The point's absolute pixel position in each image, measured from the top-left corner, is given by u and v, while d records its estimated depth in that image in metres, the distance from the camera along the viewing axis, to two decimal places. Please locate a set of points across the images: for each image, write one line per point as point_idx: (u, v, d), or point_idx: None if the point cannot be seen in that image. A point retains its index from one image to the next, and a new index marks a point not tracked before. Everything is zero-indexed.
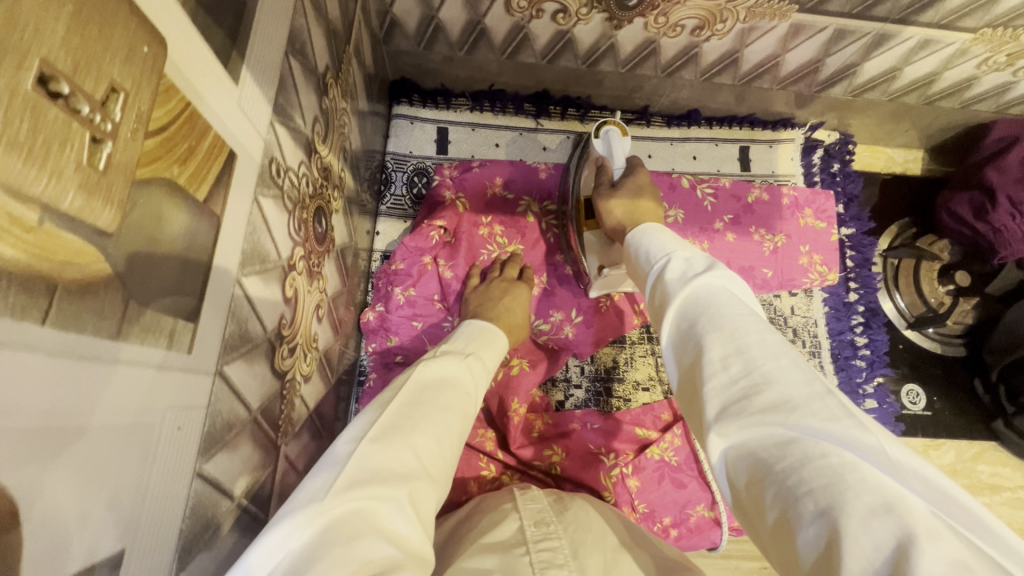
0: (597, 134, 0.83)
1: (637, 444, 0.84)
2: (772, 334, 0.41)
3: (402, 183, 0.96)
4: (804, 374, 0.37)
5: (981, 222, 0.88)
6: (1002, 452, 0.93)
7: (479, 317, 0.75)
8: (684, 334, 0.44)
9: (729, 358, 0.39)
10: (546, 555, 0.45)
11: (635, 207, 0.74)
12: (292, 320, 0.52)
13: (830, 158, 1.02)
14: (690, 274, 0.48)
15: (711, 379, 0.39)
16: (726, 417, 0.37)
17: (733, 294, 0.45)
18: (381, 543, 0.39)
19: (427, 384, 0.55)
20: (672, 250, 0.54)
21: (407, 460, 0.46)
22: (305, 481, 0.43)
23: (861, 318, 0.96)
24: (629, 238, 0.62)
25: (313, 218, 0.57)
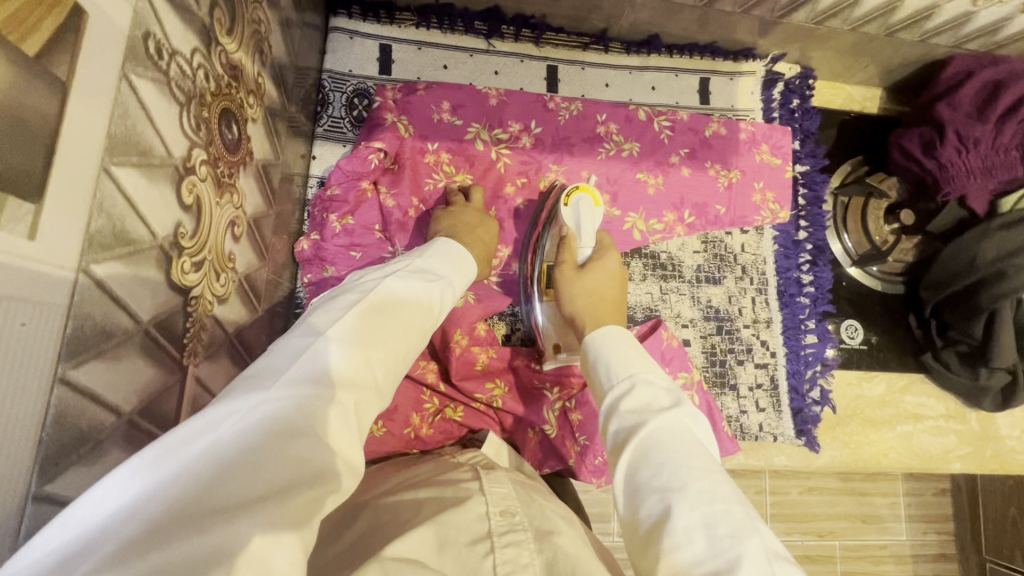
0: (568, 203, 0.81)
1: (583, 378, 0.84)
2: (738, 507, 0.42)
3: (341, 104, 0.88)
4: (767, 556, 0.39)
5: (928, 157, 0.88)
6: (928, 383, 0.98)
7: (455, 240, 0.72)
8: (643, 490, 0.44)
9: (693, 532, 0.40)
10: (510, 552, 0.44)
11: (600, 291, 0.73)
12: (194, 231, 0.47)
13: (791, 93, 1.00)
14: (654, 410, 0.50)
15: (673, 547, 0.39)
16: None
17: (695, 440, 0.48)
18: (321, 446, 0.36)
19: (395, 299, 0.53)
20: (636, 372, 0.55)
21: (362, 369, 0.44)
22: (253, 368, 0.41)
23: (809, 256, 0.96)
24: (586, 341, 0.63)
25: (219, 121, 0.51)
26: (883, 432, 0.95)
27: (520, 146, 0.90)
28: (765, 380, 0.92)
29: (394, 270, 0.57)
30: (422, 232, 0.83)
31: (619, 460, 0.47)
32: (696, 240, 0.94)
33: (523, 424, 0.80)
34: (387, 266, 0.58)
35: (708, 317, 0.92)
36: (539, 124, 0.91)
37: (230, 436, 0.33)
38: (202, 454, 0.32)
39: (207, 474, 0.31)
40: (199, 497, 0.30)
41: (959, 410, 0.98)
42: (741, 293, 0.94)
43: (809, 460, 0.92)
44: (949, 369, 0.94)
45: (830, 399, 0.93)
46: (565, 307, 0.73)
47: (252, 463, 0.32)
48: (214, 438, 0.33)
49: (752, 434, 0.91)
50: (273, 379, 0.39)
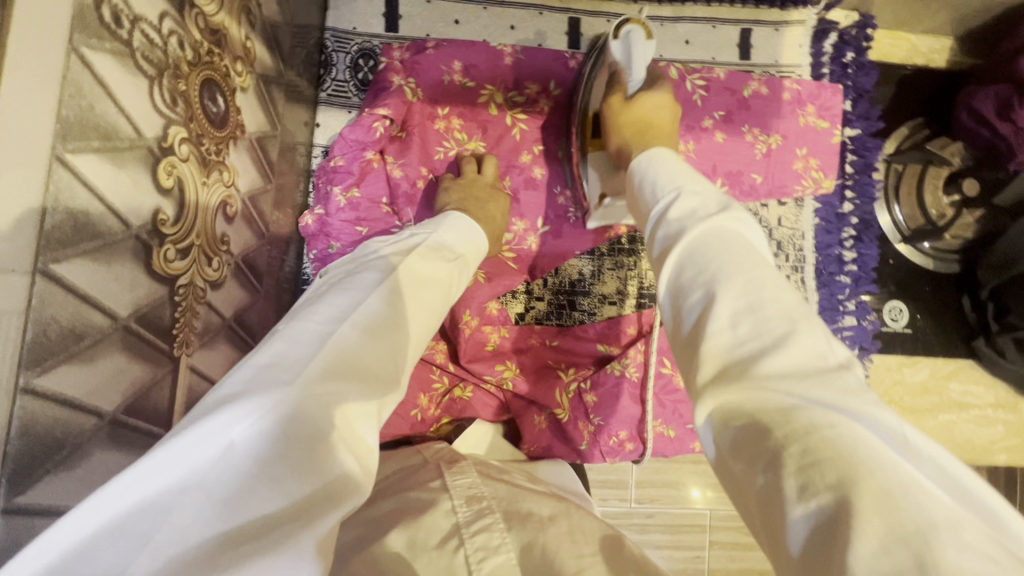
0: (617, 35, 0.68)
1: (597, 358, 0.81)
2: (792, 297, 0.37)
3: (345, 65, 0.82)
4: (825, 338, 0.35)
5: (1003, 121, 0.78)
6: (978, 370, 0.90)
7: (466, 214, 0.66)
8: (688, 287, 0.40)
9: (740, 319, 0.36)
10: (482, 540, 0.40)
11: (651, 116, 0.66)
12: (177, 216, 0.44)
13: (844, 45, 0.89)
14: (702, 215, 0.45)
15: (712, 334, 0.36)
16: (723, 379, 0.34)
17: (749, 244, 0.42)
18: (345, 452, 0.32)
19: (417, 275, 0.48)
20: (684, 183, 0.49)
21: (386, 358, 0.39)
22: (268, 352, 0.35)
23: (853, 231, 0.88)
24: (634, 164, 0.58)
25: (201, 93, 0.47)
26: (922, 419, 0.89)
27: (537, 110, 0.83)
28: None
29: (410, 241, 0.52)
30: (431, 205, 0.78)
31: (664, 263, 0.43)
32: None
33: (532, 407, 0.77)
34: (404, 237, 0.53)
35: None
36: (558, 85, 0.84)
37: (243, 443, 0.29)
38: (213, 466, 0.28)
39: (217, 495, 0.27)
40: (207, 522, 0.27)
41: (1010, 399, 0.90)
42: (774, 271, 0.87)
43: None
44: (1003, 356, 0.85)
45: None
46: (612, 141, 0.67)
47: (265, 477, 0.29)
48: (226, 446, 0.29)
49: None
50: (293, 369, 0.33)
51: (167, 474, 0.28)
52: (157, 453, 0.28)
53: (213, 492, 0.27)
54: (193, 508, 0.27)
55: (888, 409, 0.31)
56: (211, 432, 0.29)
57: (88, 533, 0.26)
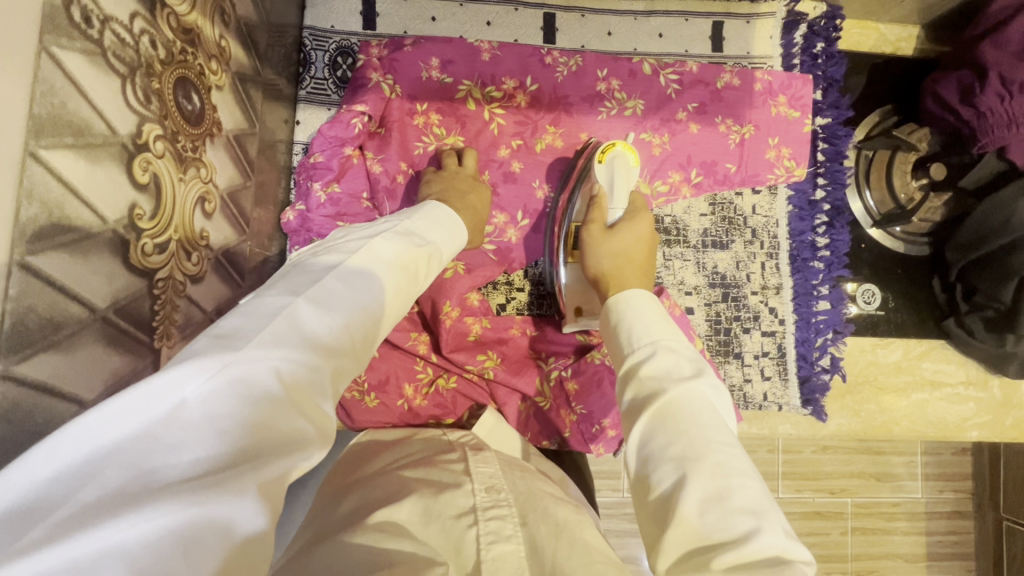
0: (603, 159, 0.75)
1: (578, 347, 0.83)
2: (754, 485, 0.41)
3: (323, 63, 0.83)
4: (781, 528, 0.38)
5: (965, 106, 0.81)
6: (949, 349, 0.93)
7: (445, 206, 0.67)
8: (659, 456, 0.43)
9: (704, 506, 0.39)
10: (493, 526, 0.42)
11: (628, 253, 0.68)
12: (154, 210, 0.46)
13: (814, 36, 0.91)
14: (676, 378, 0.47)
15: (681, 515, 0.39)
16: (686, 564, 0.37)
17: (716, 417, 0.45)
18: (293, 416, 0.35)
19: (384, 258, 0.49)
20: (658, 338, 0.52)
21: (341, 334, 0.41)
22: (225, 320, 0.37)
23: (826, 217, 0.90)
24: (611, 302, 0.58)
25: (175, 91, 0.48)
26: (896, 398, 0.92)
27: (514, 105, 0.85)
28: (772, 348, 0.88)
29: (384, 226, 0.53)
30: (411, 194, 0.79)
31: (637, 427, 0.46)
32: (703, 202, 0.89)
33: (514, 394, 0.79)
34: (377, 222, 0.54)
35: (713, 284, 0.88)
36: (534, 80, 0.85)
37: (194, 401, 0.31)
38: (163, 419, 0.30)
39: (165, 444, 0.29)
40: (155, 468, 0.28)
41: (981, 376, 0.93)
42: (749, 258, 0.89)
43: (815, 428, 0.90)
44: (972, 336, 0.88)
45: (841, 368, 0.89)
46: (591, 266, 0.69)
47: (213, 431, 0.31)
48: (177, 402, 0.30)
49: (756, 404, 0.88)
50: (247, 341, 0.35)
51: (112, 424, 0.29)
52: (104, 404, 0.29)
53: (163, 441, 0.29)
54: (139, 454, 0.28)
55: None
56: (162, 387, 0.30)
57: (30, 479, 0.26)
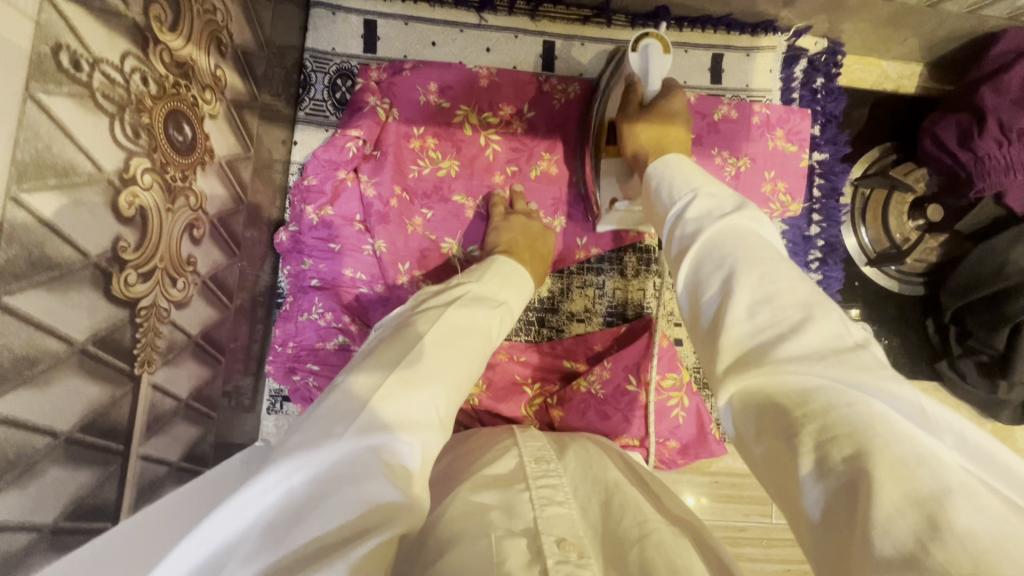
0: (634, 48, 0.70)
1: (565, 374, 0.84)
2: (805, 287, 0.42)
3: (323, 85, 0.84)
4: (840, 321, 0.39)
5: (964, 150, 0.80)
6: (942, 391, 0.92)
7: (511, 257, 0.72)
8: (704, 280, 0.45)
9: (755, 312, 0.40)
10: (546, 492, 0.48)
11: (663, 129, 0.70)
12: (139, 242, 0.47)
13: (813, 71, 0.91)
14: (718, 215, 0.49)
15: (731, 323, 0.41)
16: (741, 364, 0.39)
17: (762, 241, 0.47)
18: (388, 487, 0.38)
19: (457, 326, 0.55)
20: (699, 186, 0.53)
21: (427, 402, 0.46)
22: (329, 403, 0.44)
23: (819, 253, 0.89)
24: (648, 172, 0.62)
25: (165, 123, 0.49)
26: None
27: (511, 131, 0.86)
28: None
29: (453, 296, 0.60)
30: (484, 223, 0.84)
31: (681, 263, 0.48)
32: None
33: (499, 419, 0.79)
34: (451, 285, 0.62)
35: None
36: (531, 107, 0.86)
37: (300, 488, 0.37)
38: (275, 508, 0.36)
39: (278, 526, 0.35)
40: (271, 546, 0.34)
41: (972, 420, 0.92)
42: None
43: None
44: (966, 379, 0.87)
45: None
46: (629, 150, 0.71)
47: (316, 510, 0.36)
48: (287, 491, 0.37)
49: None
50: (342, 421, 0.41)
51: (240, 516, 0.36)
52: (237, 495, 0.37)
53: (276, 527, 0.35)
54: (260, 539, 0.34)
55: (900, 381, 0.35)
56: (274, 480, 0.37)
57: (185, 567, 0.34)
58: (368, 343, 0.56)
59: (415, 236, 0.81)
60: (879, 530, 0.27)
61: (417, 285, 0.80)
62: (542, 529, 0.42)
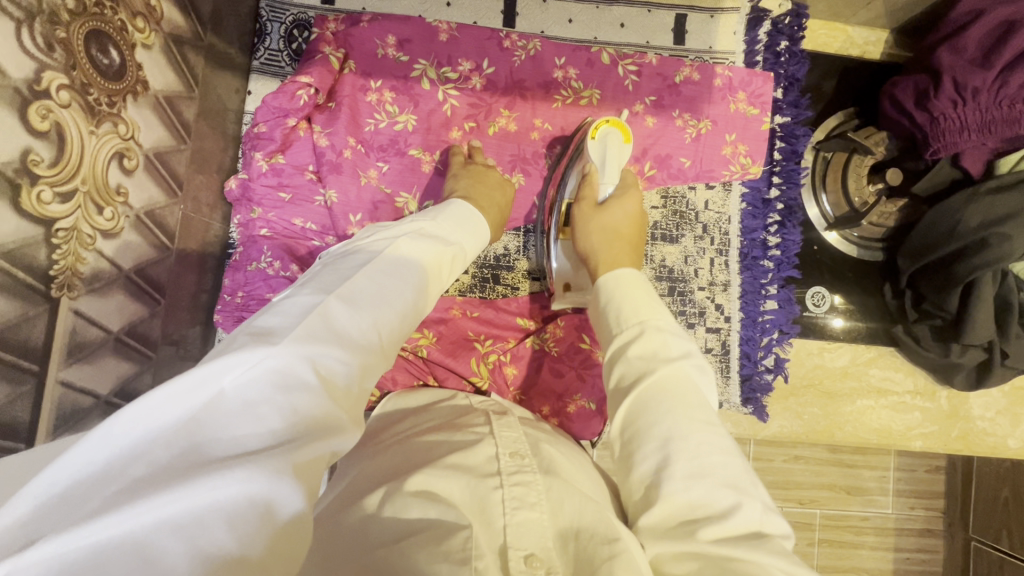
0: (594, 136, 0.76)
1: (518, 333, 0.84)
2: (734, 461, 0.45)
3: (279, 35, 0.83)
4: (761, 506, 0.42)
5: (920, 110, 0.80)
6: (898, 358, 0.93)
7: (468, 201, 0.71)
8: (642, 436, 0.47)
9: (688, 480, 0.43)
10: (517, 492, 0.44)
11: (615, 227, 0.72)
12: (55, 158, 0.46)
13: (778, 33, 0.90)
14: (662, 357, 0.51)
15: (663, 489, 0.43)
16: (671, 534, 0.41)
17: (700, 392, 0.49)
18: (326, 404, 0.38)
19: (405, 260, 0.54)
20: (646, 316, 0.55)
21: (369, 330, 0.45)
22: (266, 318, 0.42)
23: (778, 216, 0.89)
24: (601, 282, 0.62)
25: (87, 43, 0.48)
26: (841, 404, 0.91)
27: (469, 86, 0.85)
28: (716, 345, 0.88)
29: (404, 231, 0.58)
30: (440, 177, 0.83)
31: (621, 408, 0.50)
32: (655, 196, 0.88)
33: (451, 372, 0.79)
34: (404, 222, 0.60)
35: (660, 277, 0.88)
36: (491, 64, 0.85)
37: (233, 392, 0.35)
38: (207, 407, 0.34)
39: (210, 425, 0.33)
40: (201, 444, 0.32)
41: (928, 387, 0.93)
42: (699, 253, 0.88)
43: (756, 428, 0.91)
44: (921, 344, 0.88)
45: (785, 368, 0.89)
46: (581, 245, 0.73)
47: (249, 413, 0.35)
48: (215, 392, 0.34)
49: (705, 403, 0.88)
50: (283, 335, 0.40)
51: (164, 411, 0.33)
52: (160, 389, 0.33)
53: (204, 424, 0.33)
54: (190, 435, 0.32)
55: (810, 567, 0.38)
56: (203, 378, 0.34)
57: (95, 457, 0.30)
58: (310, 270, 0.53)
59: (368, 189, 0.80)
60: None
61: None
62: (511, 543, 0.40)
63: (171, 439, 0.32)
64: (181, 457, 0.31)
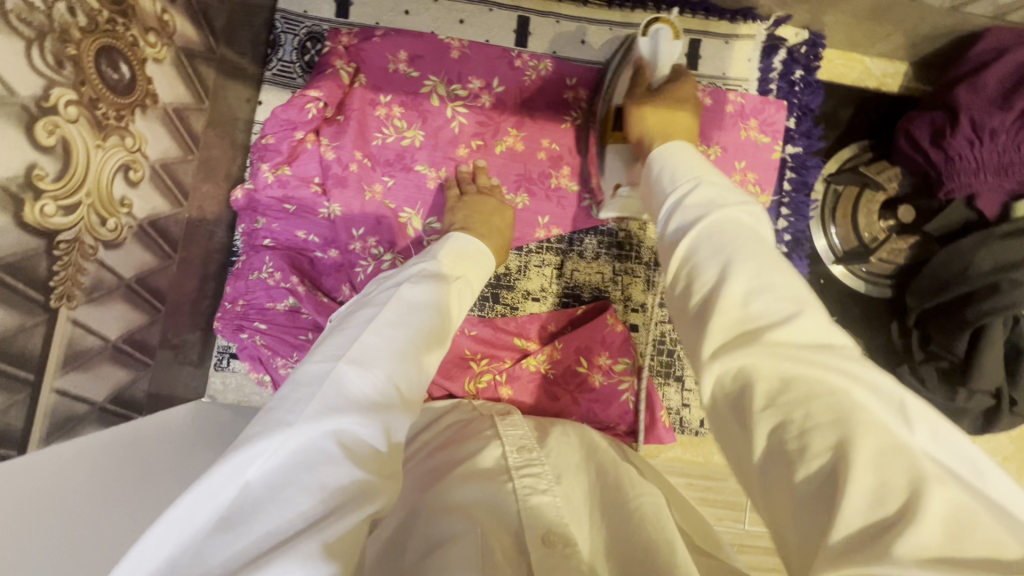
0: (646, 32, 0.72)
1: (515, 353, 0.83)
2: (796, 279, 0.39)
3: (292, 46, 0.84)
4: (825, 318, 0.37)
5: (935, 149, 0.78)
6: None
7: (468, 233, 0.71)
8: (699, 262, 0.41)
9: (749, 295, 0.38)
10: (529, 481, 0.49)
11: (670, 110, 0.67)
12: (60, 172, 0.47)
13: (793, 62, 0.89)
14: (720, 204, 0.45)
15: (719, 312, 0.38)
16: (728, 347, 0.36)
17: (760, 234, 0.43)
18: (351, 470, 0.38)
19: (416, 304, 0.52)
20: (701, 175, 0.49)
21: (385, 386, 0.44)
22: (281, 394, 0.41)
23: (785, 248, 0.88)
24: (653, 153, 0.58)
25: (96, 58, 0.49)
26: None
27: (478, 104, 0.85)
28: None
29: (410, 274, 0.56)
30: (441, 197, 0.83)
31: (673, 250, 0.44)
32: None
33: (445, 391, 0.79)
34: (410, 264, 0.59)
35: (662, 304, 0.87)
36: (501, 82, 0.85)
37: (258, 480, 0.36)
38: (235, 503, 0.34)
39: (238, 518, 0.34)
40: (233, 539, 0.33)
41: None
42: None
43: None
44: (926, 386, 0.85)
45: None
46: (633, 132, 0.68)
47: (276, 499, 0.35)
48: (242, 483, 0.35)
49: (691, 429, 0.89)
50: (298, 411, 0.39)
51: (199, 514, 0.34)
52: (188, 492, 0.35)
53: (236, 518, 0.34)
54: (221, 534, 0.33)
55: (883, 374, 0.33)
56: (228, 475, 0.35)
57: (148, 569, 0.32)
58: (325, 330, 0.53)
59: (372, 203, 0.81)
60: (854, 523, 0.27)
61: (370, 251, 0.80)
62: (527, 522, 0.44)
63: (207, 542, 0.33)
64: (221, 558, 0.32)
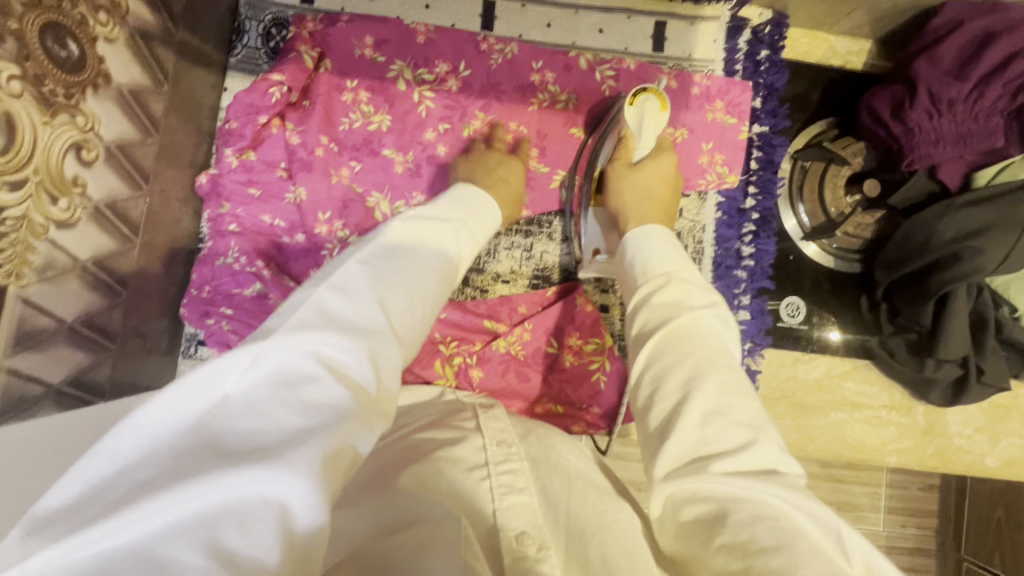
0: (633, 103, 0.78)
1: (486, 335, 0.83)
2: (752, 403, 0.45)
3: (257, 33, 0.83)
4: (776, 447, 0.42)
5: (896, 121, 0.79)
6: (874, 371, 0.91)
7: (472, 183, 0.73)
8: (665, 372, 0.47)
9: (707, 416, 0.43)
10: (506, 479, 0.44)
11: (649, 186, 0.74)
12: (4, 146, 0.46)
13: (757, 42, 0.90)
14: (688, 305, 0.52)
15: (679, 431, 0.43)
16: (684, 468, 0.41)
17: (721, 342, 0.50)
18: (337, 386, 0.35)
19: (401, 243, 0.51)
20: (671, 271, 0.57)
21: (373, 311, 0.42)
22: (259, 312, 0.38)
23: (752, 227, 0.89)
24: (627, 239, 0.64)
25: (41, 35, 0.49)
26: (813, 416, 0.90)
27: (445, 88, 0.85)
28: None
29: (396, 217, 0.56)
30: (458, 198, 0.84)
31: (642, 347, 0.51)
32: None
33: (415, 373, 0.79)
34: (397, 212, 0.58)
35: None
36: (468, 66, 0.86)
37: (236, 392, 0.32)
38: (206, 411, 0.31)
39: (212, 426, 0.30)
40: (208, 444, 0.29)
41: (905, 402, 0.91)
42: None
43: None
44: (895, 359, 0.87)
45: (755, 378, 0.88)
46: (613, 202, 0.75)
47: (255, 409, 0.31)
48: (218, 393, 0.32)
49: None
50: (279, 327, 0.36)
51: (163, 418, 0.30)
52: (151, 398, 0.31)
53: (209, 426, 0.30)
54: (193, 440, 0.29)
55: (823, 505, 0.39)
56: (197, 382, 0.31)
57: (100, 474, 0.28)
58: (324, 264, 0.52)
59: (339, 187, 0.81)
60: None
61: (336, 235, 0.80)
62: (501, 524, 0.41)
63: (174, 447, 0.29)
64: (188, 468, 0.28)
